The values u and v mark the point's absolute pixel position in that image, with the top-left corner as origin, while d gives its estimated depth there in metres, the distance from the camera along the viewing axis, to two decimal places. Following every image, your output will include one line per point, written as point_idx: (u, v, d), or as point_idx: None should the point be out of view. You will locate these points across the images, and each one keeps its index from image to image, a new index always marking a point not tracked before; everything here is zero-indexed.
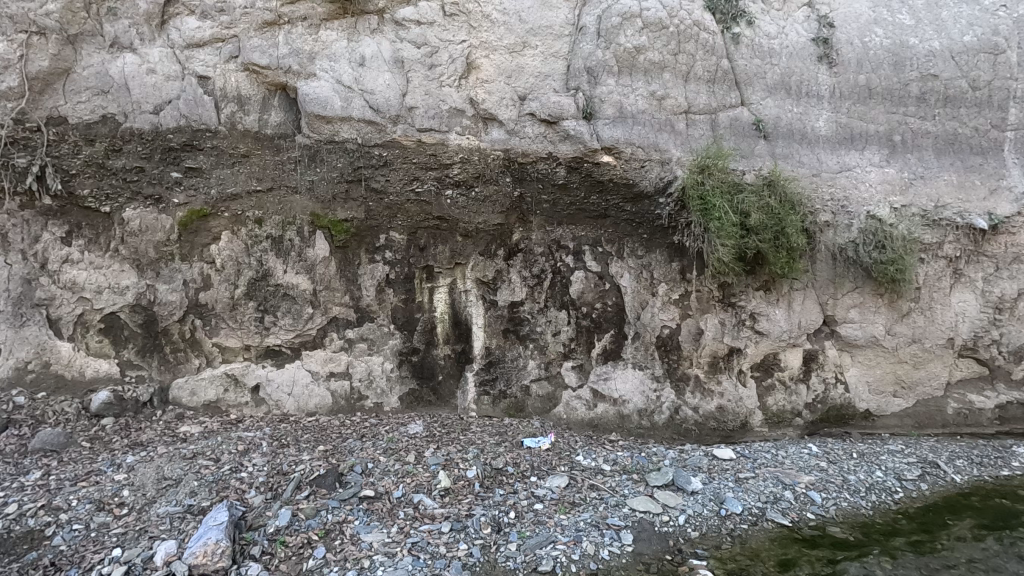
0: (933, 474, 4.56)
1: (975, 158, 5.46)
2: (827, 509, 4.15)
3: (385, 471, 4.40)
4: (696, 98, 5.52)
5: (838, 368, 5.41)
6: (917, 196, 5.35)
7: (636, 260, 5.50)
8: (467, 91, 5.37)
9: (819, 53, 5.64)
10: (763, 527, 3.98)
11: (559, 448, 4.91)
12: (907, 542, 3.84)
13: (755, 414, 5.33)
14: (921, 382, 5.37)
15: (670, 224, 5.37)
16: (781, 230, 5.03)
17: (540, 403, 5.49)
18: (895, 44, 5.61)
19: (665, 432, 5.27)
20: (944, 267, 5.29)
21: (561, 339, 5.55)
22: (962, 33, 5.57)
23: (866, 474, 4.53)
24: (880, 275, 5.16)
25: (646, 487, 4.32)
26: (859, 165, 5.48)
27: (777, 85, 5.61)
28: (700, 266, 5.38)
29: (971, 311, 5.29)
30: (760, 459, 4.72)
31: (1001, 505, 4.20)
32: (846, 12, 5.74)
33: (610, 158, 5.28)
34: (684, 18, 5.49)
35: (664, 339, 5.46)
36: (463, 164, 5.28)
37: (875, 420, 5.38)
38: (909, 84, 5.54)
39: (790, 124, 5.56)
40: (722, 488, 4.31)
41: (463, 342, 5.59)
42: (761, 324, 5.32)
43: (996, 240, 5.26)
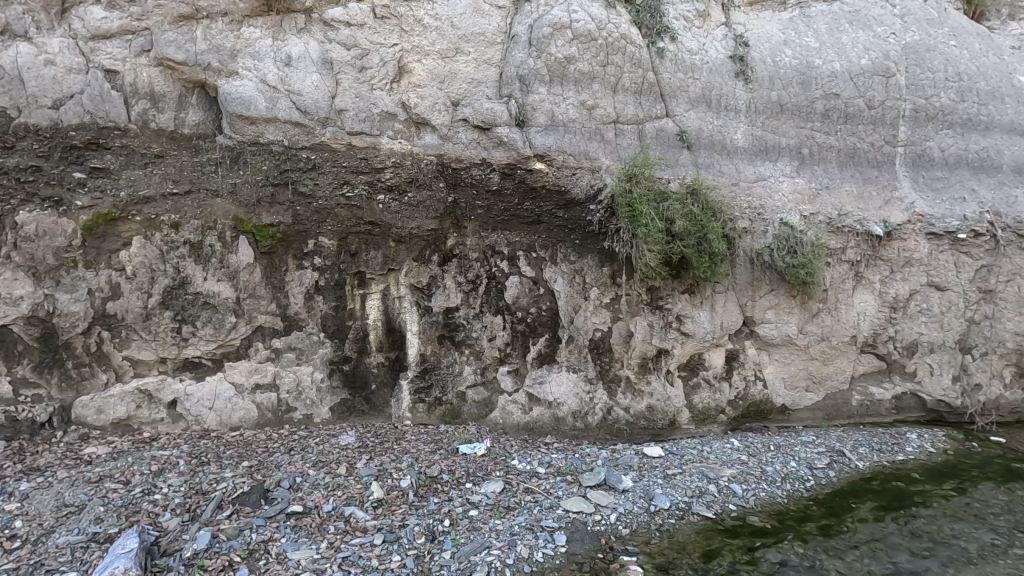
0: (840, 462, 4.94)
1: (872, 171, 5.96)
2: (747, 500, 4.39)
3: (314, 484, 4.25)
4: (624, 108, 5.72)
5: (757, 365, 5.75)
6: (823, 205, 5.78)
7: (569, 265, 5.63)
8: (399, 95, 5.30)
9: (736, 70, 6.00)
10: (689, 520, 4.15)
11: (495, 453, 4.92)
12: (817, 526, 4.12)
13: (682, 412, 5.56)
14: (829, 376, 5.79)
15: (601, 230, 5.51)
16: (703, 236, 5.30)
17: (476, 409, 5.49)
18: (802, 64, 6.05)
19: (598, 433, 5.40)
20: (847, 270, 5.74)
21: (496, 344, 5.58)
22: (860, 56, 6.09)
23: (781, 465, 4.83)
24: (791, 278, 5.53)
25: (579, 488, 4.41)
26: (772, 175, 5.86)
27: (699, 98, 5.91)
28: (630, 271, 5.57)
29: (871, 310, 5.76)
30: (687, 455, 4.93)
31: (897, 487, 4.59)
32: (759, 33, 6.18)
33: (542, 165, 5.36)
34: (612, 30, 5.68)
35: (596, 342, 5.61)
36: (395, 169, 5.19)
37: (790, 413, 5.77)
38: (814, 102, 6.00)
39: (711, 135, 5.87)
40: (652, 485, 4.46)
41: (397, 349, 5.50)
42: (687, 325, 5.56)
43: (891, 246, 5.74)
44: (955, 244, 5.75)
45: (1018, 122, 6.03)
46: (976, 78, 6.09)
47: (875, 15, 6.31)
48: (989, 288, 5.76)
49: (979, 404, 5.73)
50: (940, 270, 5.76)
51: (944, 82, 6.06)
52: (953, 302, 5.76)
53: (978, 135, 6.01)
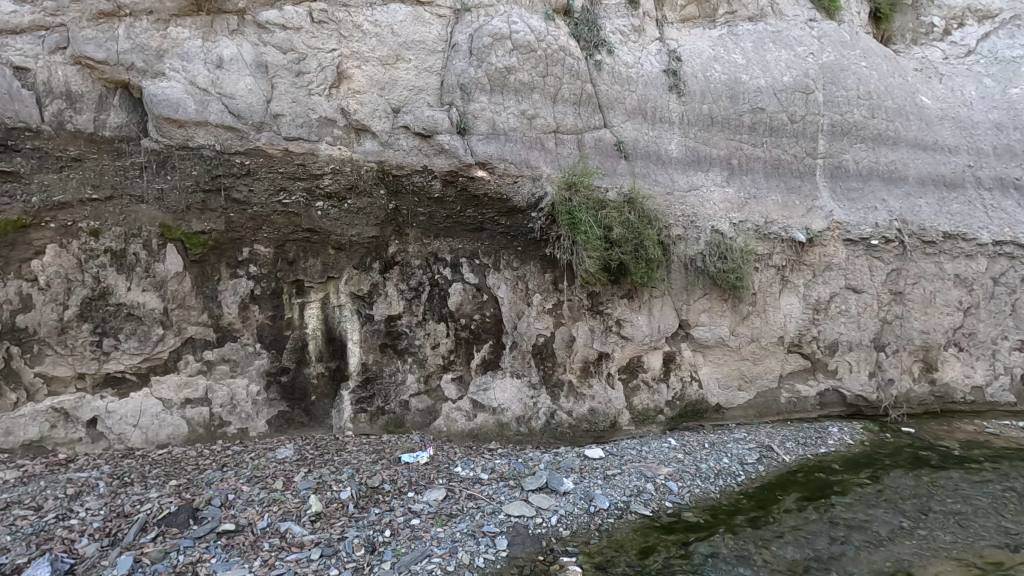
0: (768, 457, 5.21)
1: (795, 181, 6.34)
2: (682, 496, 4.56)
3: (247, 501, 4.10)
4: (563, 118, 5.86)
5: (693, 367, 5.98)
6: (751, 213, 6.11)
7: (511, 271, 5.69)
8: (338, 101, 5.23)
9: (669, 83, 6.27)
10: (627, 519, 4.27)
11: (438, 461, 4.90)
12: (746, 518, 4.33)
13: (623, 414, 5.70)
14: (759, 376, 6.09)
15: (542, 238, 5.61)
16: (639, 243, 5.49)
17: (419, 418, 5.44)
18: (730, 79, 6.40)
19: (542, 438, 5.47)
20: (774, 275, 6.08)
21: (439, 351, 5.56)
22: (782, 73, 6.49)
23: (715, 461, 5.05)
24: (722, 282, 5.80)
25: (521, 492, 4.47)
26: (704, 184, 6.14)
27: (635, 110, 6.14)
28: (571, 277, 5.69)
29: (796, 312, 6.11)
30: (626, 456, 5.08)
31: (819, 478, 4.89)
32: (690, 49, 6.50)
33: (484, 173, 5.40)
34: (551, 42, 5.84)
35: (540, 347, 5.68)
36: (334, 175, 5.10)
37: (724, 412, 6.03)
38: (742, 115, 6.34)
39: (647, 145, 6.10)
40: (592, 486, 4.57)
41: (338, 358, 5.39)
42: (626, 329, 5.73)
43: (812, 251, 6.11)
44: (868, 249, 6.18)
45: (921, 138, 6.58)
46: (884, 96, 6.61)
47: (795, 36, 6.76)
48: (899, 290, 6.23)
49: (892, 398, 6.18)
50: (856, 274, 6.19)
51: (857, 99, 6.54)
52: (868, 303, 6.19)
53: (887, 150, 6.51)
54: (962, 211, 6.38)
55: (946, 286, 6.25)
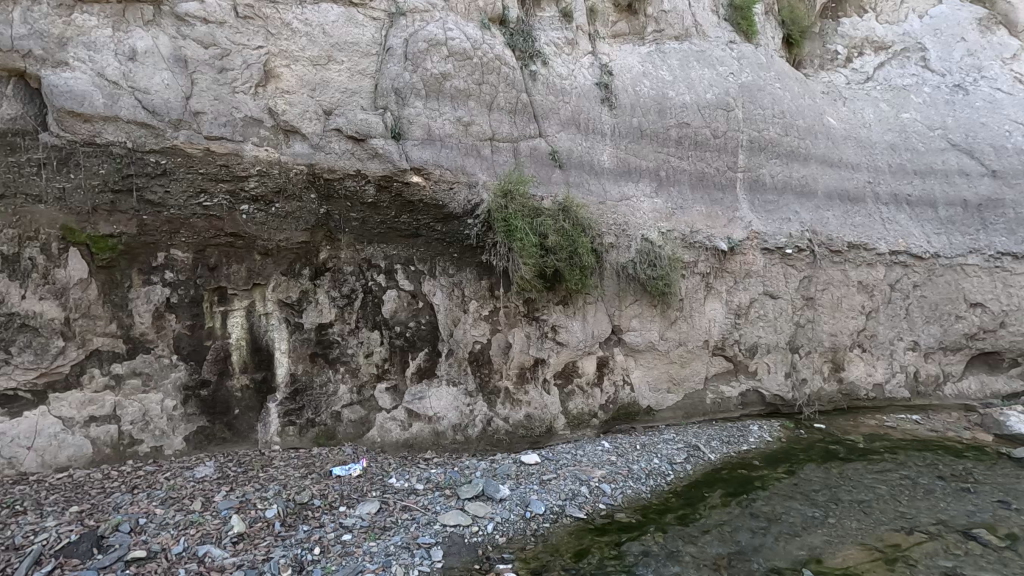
0: (696, 456, 5.45)
1: (718, 193, 6.69)
2: (615, 498, 4.68)
3: (161, 525, 3.82)
4: (499, 126, 5.91)
5: (625, 371, 6.16)
6: (678, 222, 6.38)
7: (447, 278, 5.65)
8: (265, 100, 5.02)
9: (601, 96, 6.48)
10: (562, 523, 4.33)
11: (371, 474, 4.78)
12: (675, 516, 4.48)
13: (559, 419, 5.78)
14: (687, 378, 6.36)
15: (478, 244, 5.60)
16: (574, 251, 5.61)
17: (351, 429, 5.28)
18: (658, 94, 6.69)
19: (478, 445, 5.44)
20: (699, 282, 6.38)
21: (373, 360, 5.42)
22: (706, 91, 6.86)
23: (646, 462, 5.22)
24: (652, 288, 6.02)
25: (457, 501, 4.43)
26: (634, 195, 6.37)
27: (569, 121, 6.29)
28: (507, 284, 5.72)
29: (720, 317, 6.44)
30: (562, 461, 5.16)
31: (741, 474, 5.16)
32: (621, 64, 6.75)
33: (419, 179, 5.34)
34: (487, 51, 5.89)
35: (476, 354, 5.66)
36: (261, 178, 4.88)
37: (654, 414, 6.24)
38: (669, 129, 6.64)
39: (580, 155, 6.25)
40: (528, 492, 4.60)
41: (264, 369, 5.15)
42: (561, 335, 5.83)
43: (734, 259, 6.47)
44: (783, 258, 6.61)
45: (828, 155, 7.12)
46: (796, 116, 7.12)
47: (717, 56, 7.17)
48: (810, 295, 6.70)
49: (805, 396, 6.63)
50: (772, 281, 6.60)
51: (772, 118, 7.00)
52: (784, 308, 6.62)
53: (799, 165, 7.01)
54: (864, 223, 6.94)
55: (851, 292, 6.78)
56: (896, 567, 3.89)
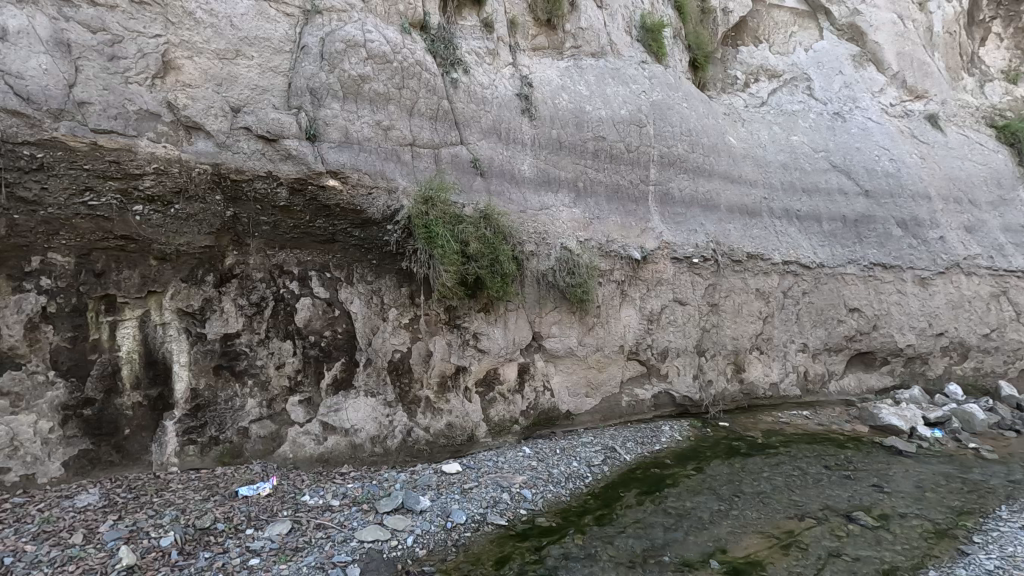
0: (612, 457, 5.64)
1: (632, 205, 7.01)
2: (536, 502, 4.74)
3: (32, 563, 3.43)
4: (420, 132, 5.86)
5: (545, 377, 6.26)
6: (595, 232, 6.62)
7: (366, 285, 5.48)
8: (163, 93, 4.67)
9: (522, 107, 6.61)
10: (484, 531, 4.31)
11: (282, 492, 4.52)
12: (594, 517, 4.60)
13: (480, 427, 5.76)
14: (604, 382, 6.57)
15: (398, 251, 5.49)
16: (495, 258, 5.65)
17: (260, 446, 4.96)
18: (576, 108, 6.92)
19: (398, 457, 5.29)
20: (615, 289, 6.63)
21: (285, 372, 5.15)
22: (620, 107, 7.18)
23: (566, 466, 5.34)
24: (571, 296, 6.18)
25: (375, 515, 4.31)
26: (553, 204, 6.52)
27: (490, 130, 6.36)
28: (428, 291, 5.65)
29: (634, 323, 6.73)
30: (483, 468, 5.16)
31: (654, 473, 5.39)
32: (541, 77, 6.93)
33: (336, 182, 5.16)
34: (408, 55, 5.84)
35: (396, 363, 5.52)
36: (157, 176, 4.51)
37: (573, 418, 6.39)
38: (586, 142, 6.88)
39: (501, 164, 6.32)
40: (449, 502, 4.56)
41: (160, 385, 4.75)
42: (482, 342, 5.83)
43: (646, 268, 6.79)
44: (691, 267, 7.03)
45: (730, 172, 7.66)
46: (701, 135, 7.61)
47: (630, 75, 7.53)
48: (714, 302, 7.17)
49: (711, 397, 7.06)
50: (681, 288, 7.00)
51: (680, 135, 7.45)
52: (692, 314, 7.03)
53: (704, 180, 7.48)
54: (760, 235, 7.53)
55: (750, 299, 7.32)
56: (791, 551, 4.20)
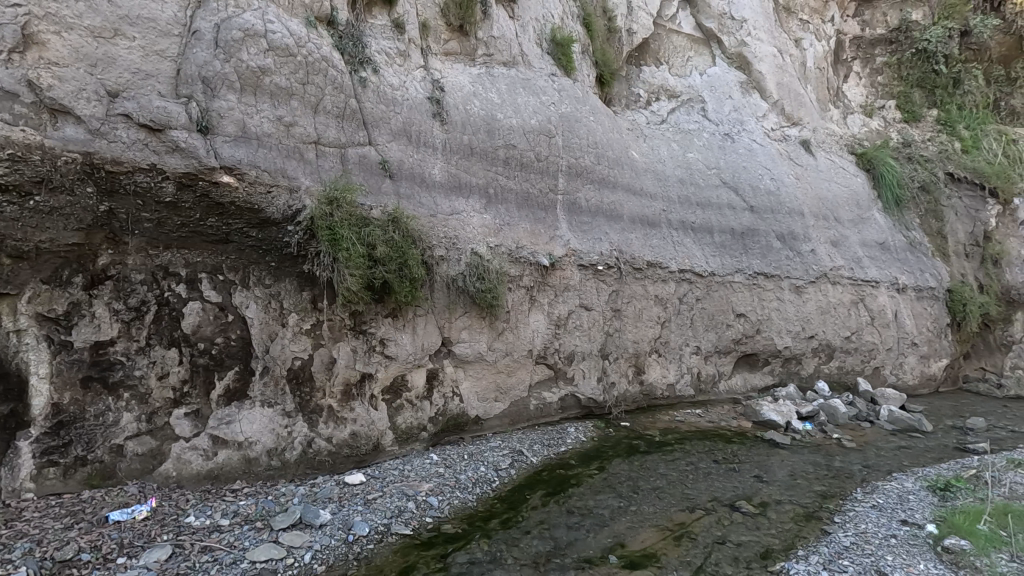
0: (519, 460, 5.74)
1: (541, 213, 7.17)
2: (442, 509, 4.70)
3: None
4: (325, 131, 5.67)
5: (454, 383, 6.23)
6: (504, 238, 6.71)
7: (263, 289, 5.17)
8: (22, 70, 4.16)
9: (432, 111, 6.58)
10: (387, 542, 4.21)
11: (163, 514, 4.17)
12: (500, 521, 4.63)
13: (386, 435, 5.60)
14: (513, 386, 6.64)
15: (299, 253, 5.21)
16: (403, 263, 5.56)
17: (137, 465, 4.51)
18: (487, 115, 6.99)
19: (297, 470, 5.02)
20: (524, 294, 6.75)
21: (168, 383, 4.75)
22: (530, 117, 7.34)
23: (473, 471, 5.36)
24: (480, 301, 6.21)
25: (270, 533, 4.10)
26: (464, 210, 6.52)
27: (399, 131, 6.26)
28: (332, 295, 5.39)
29: (542, 328, 6.88)
30: (389, 478, 5.06)
31: (559, 474, 5.53)
32: (452, 82, 6.94)
33: (231, 179, 4.83)
34: (312, 50, 5.64)
35: (296, 371, 5.23)
36: (13, 164, 4.02)
37: (482, 423, 6.40)
38: (497, 149, 6.96)
39: (410, 167, 6.23)
40: (351, 514, 4.42)
41: (13, 401, 4.23)
42: (389, 348, 5.68)
43: (554, 274, 6.98)
44: (596, 274, 7.33)
45: (632, 184, 8.07)
46: (606, 148, 7.96)
47: (540, 86, 7.73)
48: (617, 307, 7.50)
49: (614, 398, 7.37)
50: (587, 294, 7.26)
51: (586, 147, 7.74)
52: (596, 319, 7.32)
53: (609, 191, 7.82)
54: (660, 245, 7.98)
55: (649, 304, 7.75)
56: (682, 542, 4.47)
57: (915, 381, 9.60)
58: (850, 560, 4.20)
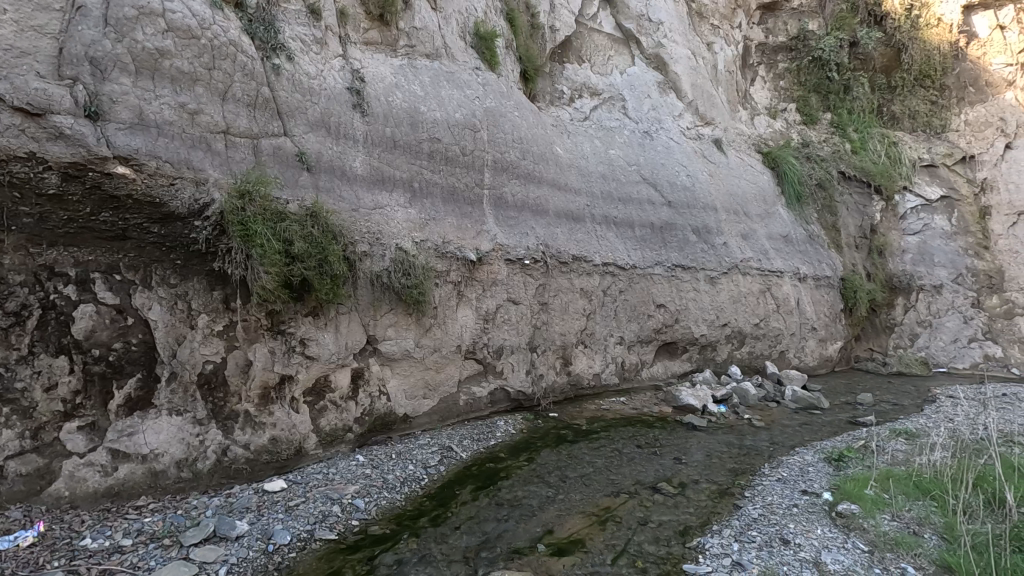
0: (448, 456, 5.72)
1: (468, 207, 7.14)
2: (369, 511, 4.60)
3: None
4: (235, 120, 5.37)
5: (380, 381, 6.08)
6: (430, 233, 6.62)
7: (167, 289, 4.81)
8: None
9: (353, 101, 6.37)
10: (311, 548, 4.06)
11: (52, 539, 3.85)
12: (429, 518, 4.58)
13: (309, 438, 5.38)
14: (441, 383, 6.58)
15: (208, 250, 4.89)
16: (324, 259, 5.35)
17: (21, 487, 4.06)
18: (410, 108, 6.86)
19: (211, 480, 4.71)
20: (451, 290, 6.70)
21: (58, 395, 4.32)
22: (454, 110, 7.27)
23: (401, 470, 5.29)
24: (406, 297, 6.11)
25: (179, 550, 3.86)
26: (388, 204, 6.37)
27: (317, 123, 6.03)
28: (246, 294, 5.09)
29: (470, 323, 6.86)
30: (312, 482, 4.89)
31: (488, 467, 5.56)
32: (373, 73, 6.75)
33: (126, 170, 4.48)
34: (219, 33, 5.33)
35: (207, 376, 4.91)
36: None
37: (410, 421, 6.30)
38: (421, 143, 6.85)
39: (330, 159, 6.01)
40: (271, 523, 4.24)
41: None
42: (310, 348, 5.45)
43: (481, 269, 6.98)
44: (523, 268, 7.39)
45: (557, 180, 8.21)
46: (531, 143, 8.04)
47: (464, 80, 7.68)
48: (544, 301, 7.62)
49: (542, 390, 7.49)
50: (514, 289, 7.32)
51: (511, 142, 7.78)
52: (524, 312, 7.40)
53: (534, 187, 7.91)
54: (584, 239, 8.17)
55: (575, 297, 7.92)
56: (607, 525, 4.63)
57: (815, 363, 10.47)
58: (758, 531, 4.52)
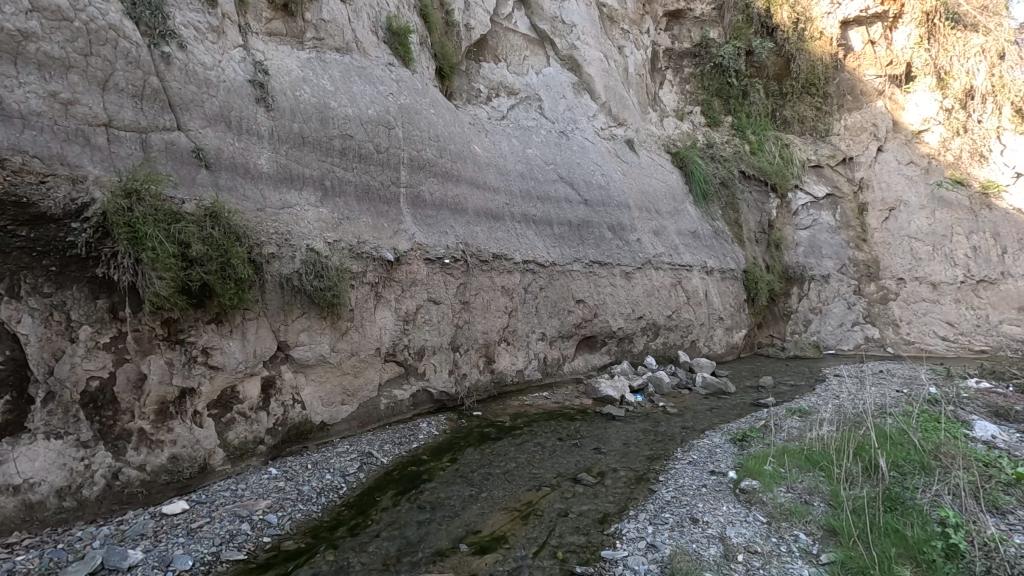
0: (368, 462, 5.56)
1: (384, 206, 6.95)
2: (283, 526, 4.38)
3: None
4: (118, 112, 4.94)
5: (294, 390, 5.79)
6: (345, 233, 6.38)
7: (40, 299, 4.29)
8: None
9: (256, 95, 6.03)
10: (216, 571, 3.79)
11: None
12: (348, 528, 4.43)
13: (215, 454, 5.04)
14: (360, 387, 6.38)
15: (89, 255, 4.44)
16: (226, 262, 5.03)
17: None
18: (319, 103, 6.60)
19: (99, 508, 4.30)
20: (368, 291, 6.51)
21: None
22: (366, 107, 7.06)
23: (317, 481, 5.08)
24: (320, 299, 5.85)
25: None
26: (297, 203, 6.08)
27: (216, 117, 5.65)
28: (137, 302, 4.67)
29: (390, 324, 6.70)
30: (218, 501, 4.59)
31: (410, 471, 5.46)
32: (278, 65, 6.42)
33: None
34: (95, 17, 4.92)
35: (93, 394, 4.45)
36: None
37: (328, 429, 6.06)
38: (332, 140, 6.60)
39: (232, 156, 5.65)
40: (170, 549, 3.95)
41: None
42: (214, 358, 5.11)
43: (399, 269, 6.83)
44: (443, 268, 7.32)
45: (475, 178, 8.21)
46: (448, 141, 7.97)
47: (376, 75, 7.46)
48: (466, 300, 7.58)
49: (466, 390, 7.46)
50: (435, 288, 7.23)
51: (428, 140, 7.67)
52: (445, 312, 7.32)
53: (452, 185, 7.85)
54: (503, 238, 8.21)
55: (496, 295, 7.95)
56: (529, 519, 4.69)
57: (722, 350, 11.18)
58: (670, 512, 4.75)
